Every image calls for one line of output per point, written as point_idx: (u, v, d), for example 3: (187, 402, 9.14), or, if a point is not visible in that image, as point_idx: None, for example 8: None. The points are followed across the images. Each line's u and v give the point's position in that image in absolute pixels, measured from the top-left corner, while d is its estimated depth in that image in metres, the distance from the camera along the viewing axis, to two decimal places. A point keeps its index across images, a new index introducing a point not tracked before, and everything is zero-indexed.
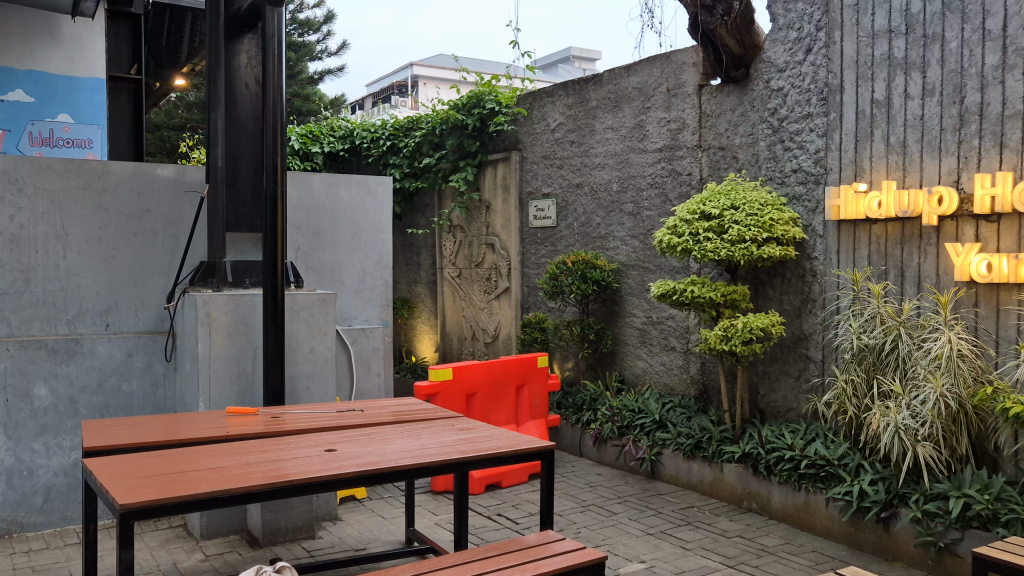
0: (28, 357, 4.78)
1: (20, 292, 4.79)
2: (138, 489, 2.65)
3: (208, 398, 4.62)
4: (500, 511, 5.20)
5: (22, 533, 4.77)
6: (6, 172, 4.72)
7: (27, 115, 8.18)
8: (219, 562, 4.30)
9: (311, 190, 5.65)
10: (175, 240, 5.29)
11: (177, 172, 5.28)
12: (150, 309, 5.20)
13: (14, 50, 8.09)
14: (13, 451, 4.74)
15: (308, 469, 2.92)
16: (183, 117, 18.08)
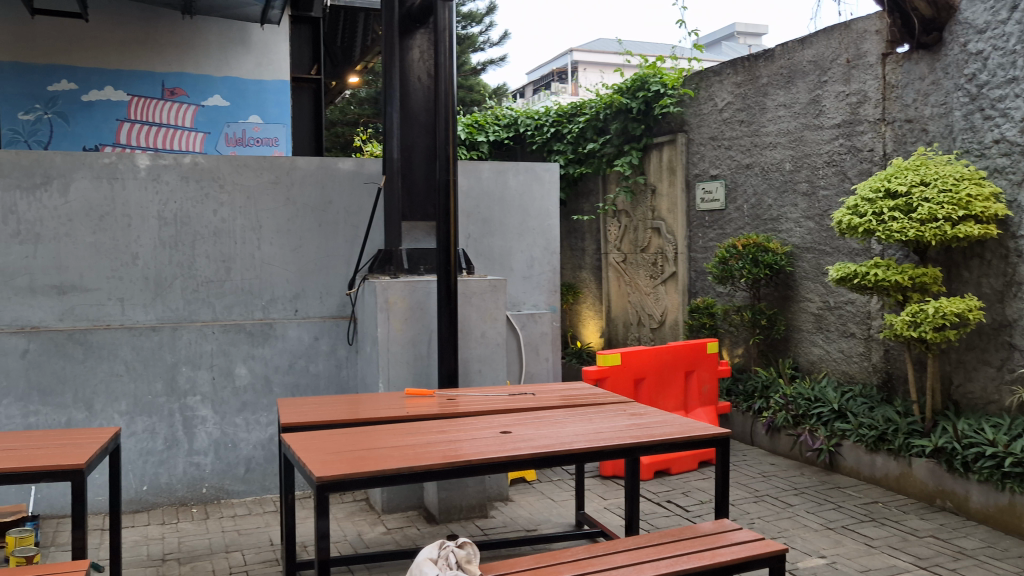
0: (230, 339, 5.23)
1: (223, 280, 5.24)
2: (331, 464, 2.84)
3: (387, 380, 4.87)
4: (669, 497, 5.14)
5: (228, 499, 5.24)
6: (209, 171, 5.18)
7: (223, 118, 8.99)
8: (400, 535, 4.53)
9: (481, 179, 5.79)
10: (355, 230, 5.55)
11: (356, 165, 5.53)
12: (334, 295, 5.51)
13: (211, 58, 8.88)
14: (220, 425, 5.20)
15: (485, 450, 3.01)
16: (356, 113, 19.14)
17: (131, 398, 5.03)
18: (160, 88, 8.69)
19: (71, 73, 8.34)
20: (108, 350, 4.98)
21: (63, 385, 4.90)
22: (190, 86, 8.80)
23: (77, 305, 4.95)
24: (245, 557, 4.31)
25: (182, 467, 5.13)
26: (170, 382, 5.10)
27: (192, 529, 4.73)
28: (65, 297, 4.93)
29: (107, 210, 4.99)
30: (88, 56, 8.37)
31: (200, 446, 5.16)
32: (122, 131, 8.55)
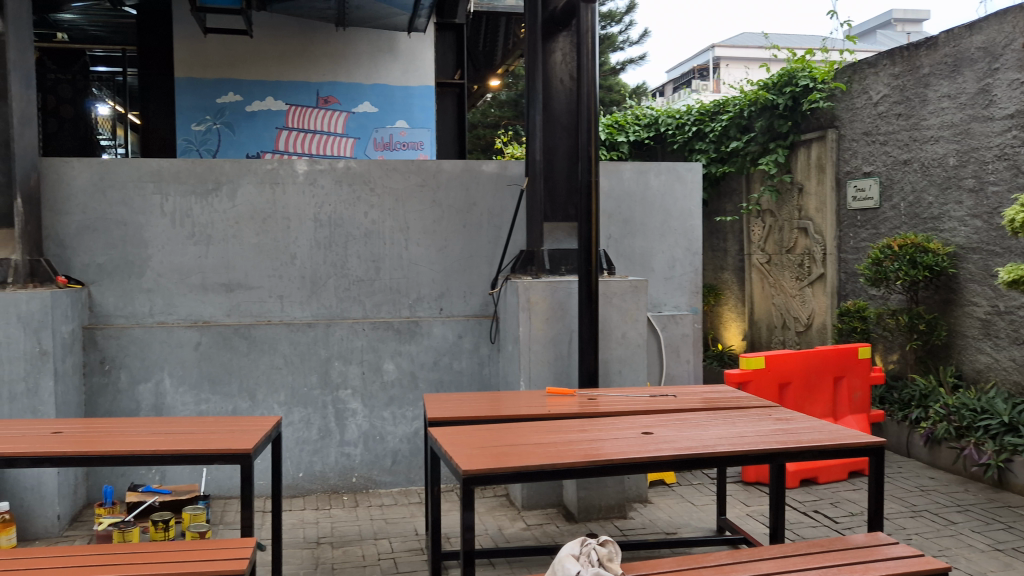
0: (379, 336, 5.47)
1: (373, 279, 5.49)
2: (476, 458, 2.93)
3: (528, 378, 4.96)
4: (817, 508, 4.95)
5: (376, 489, 5.48)
6: (361, 175, 5.43)
7: (372, 124, 9.36)
8: (539, 532, 4.60)
9: (623, 180, 5.78)
10: (498, 231, 5.66)
11: (500, 167, 5.64)
12: (477, 295, 5.65)
13: (362, 67, 9.30)
14: (369, 418, 5.45)
15: (627, 450, 3.02)
16: (496, 116, 19.51)
17: (289, 390, 5.35)
18: (315, 97, 9.20)
19: (236, 86, 8.97)
20: (269, 345, 5.33)
21: (229, 376, 5.29)
22: (342, 94, 9.26)
23: (242, 302, 5.34)
24: (392, 544, 4.50)
25: (334, 456, 5.41)
26: (324, 375, 5.39)
27: (343, 516, 4.99)
28: (232, 294, 5.33)
29: (270, 213, 5.34)
30: (251, 69, 8.99)
31: (351, 437, 5.43)
32: (280, 139, 9.11)
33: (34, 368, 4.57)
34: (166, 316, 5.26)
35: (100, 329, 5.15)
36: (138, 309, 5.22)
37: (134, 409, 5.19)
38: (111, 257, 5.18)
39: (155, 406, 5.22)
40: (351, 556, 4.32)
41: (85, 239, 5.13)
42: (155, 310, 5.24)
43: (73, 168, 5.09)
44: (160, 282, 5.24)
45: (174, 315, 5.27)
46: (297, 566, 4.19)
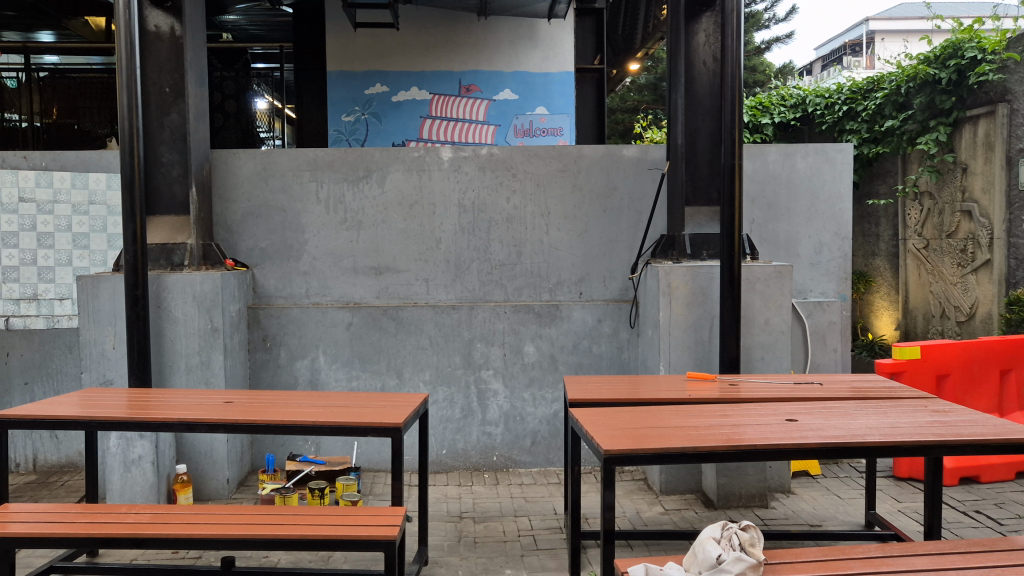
0: (520, 319, 5.58)
1: (514, 263, 5.61)
2: (616, 438, 2.96)
3: (668, 362, 4.95)
4: (978, 508, 4.67)
5: (515, 468, 5.63)
6: (504, 161, 5.55)
7: (513, 111, 9.49)
8: (678, 517, 4.58)
9: (767, 162, 5.62)
10: (639, 215, 5.63)
11: (641, 151, 5.60)
12: (616, 279, 5.65)
13: (503, 55, 9.45)
14: (510, 398, 5.59)
15: (770, 436, 2.97)
16: (635, 100, 19.27)
17: (434, 369, 5.56)
18: (458, 86, 9.44)
19: (384, 77, 9.36)
20: (415, 326, 5.56)
21: (378, 355, 5.56)
22: (483, 82, 9.45)
23: (390, 285, 5.59)
24: (532, 522, 4.62)
25: (476, 435, 5.59)
26: (467, 356, 5.57)
27: (485, 493, 5.15)
28: (381, 277, 5.59)
29: (417, 199, 5.55)
30: (398, 60, 9.34)
31: (492, 417, 5.58)
32: (425, 127, 9.39)
33: (207, 344, 4.97)
34: (320, 297, 5.59)
35: (263, 309, 5.53)
36: (296, 291, 5.58)
37: (292, 383, 5.55)
38: (272, 242, 5.55)
39: (311, 381, 5.55)
40: (493, 531, 4.47)
41: (250, 224, 5.52)
42: (311, 291, 5.58)
43: (239, 159, 5.48)
44: (315, 265, 5.58)
45: (328, 296, 5.59)
46: (442, 538, 4.37)
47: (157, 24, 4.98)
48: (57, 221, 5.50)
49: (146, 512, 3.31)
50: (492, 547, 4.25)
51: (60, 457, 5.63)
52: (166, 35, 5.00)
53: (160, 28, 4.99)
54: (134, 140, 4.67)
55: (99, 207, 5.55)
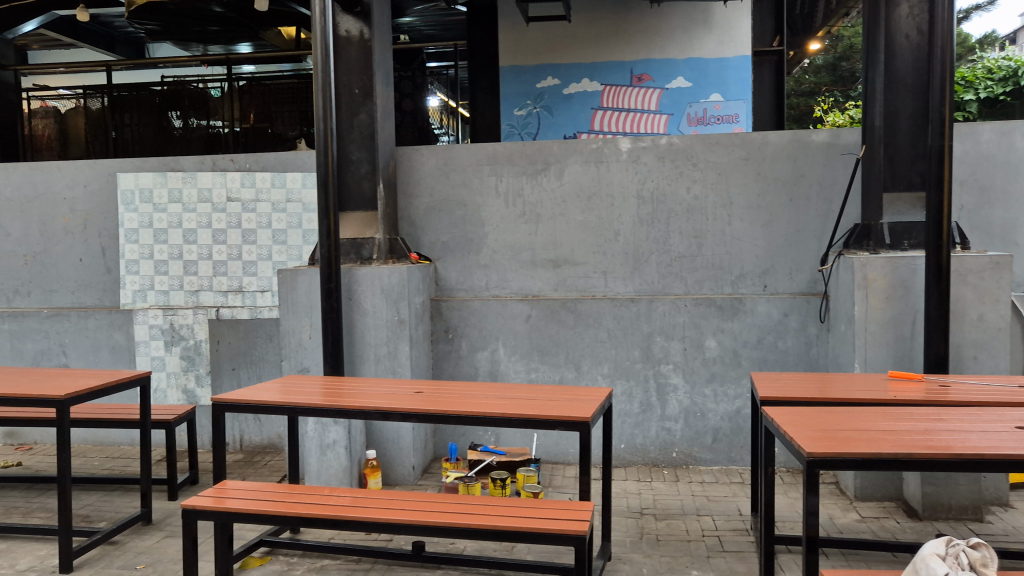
0: (701, 313, 5.41)
1: (695, 255, 5.45)
2: (818, 441, 2.79)
3: (863, 360, 4.64)
4: None
5: (696, 466, 5.47)
6: (684, 150, 5.41)
7: (686, 99, 9.23)
8: (877, 526, 4.29)
9: (979, 142, 5.13)
10: (829, 203, 5.29)
11: (832, 136, 5.26)
12: (804, 272, 5.34)
13: (676, 42, 9.21)
14: (690, 394, 5.44)
15: (999, 445, 2.68)
16: (812, 82, 18.02)
17: (613, 362, 5.51)
18: (629, 76, 9.31)
19: (555, 70, 9.45)
20: (594, 319, 5.52)
21: (557, 348, 5.57)
22: (656, 71, 9.26)
23: (568, 277, 5.59)
24: (716, 522, 4.47)
25: (656, 430, 5.49)
26: (646, 350, 5.47)
27: (665, 489, 5.05)
28: (559, 269, 5.60)
29: (595, 190, 5.52)
30: (568, 52, 9.38)
31: (672, 412, 5.46)
32: (596, 119, 9.42)
33: (394, 335, 5.16)
34: (500, 290, 5.68)
35: (445, 301, 5.70)
36: (477, 283, 5.71)
37: (473, 373, 5.68)
38: (453, 236, 5.71)
39: (492, 372, 5.66)
40: (676, 530, 4.36)
41: (433, 219, 5.71)
42: (491, 284, 5.69)
43: (422, 155, 5.68)
44: (495, 258, 5.68)
45: (507, 289, 5.68)
46: (624, 534, 4.32)
47: (347, 29, 5.25)
48: (260, 218, 5.92)
49: (347, 496, 3.48)
50: (676, 546, 4.15)
51: (263, 438, 6.05)
52: (356, 39, 5.25)
53: (351, 33, 5.25)
54: (328, 140, 4.92)
55: (295, 205, 5.90)
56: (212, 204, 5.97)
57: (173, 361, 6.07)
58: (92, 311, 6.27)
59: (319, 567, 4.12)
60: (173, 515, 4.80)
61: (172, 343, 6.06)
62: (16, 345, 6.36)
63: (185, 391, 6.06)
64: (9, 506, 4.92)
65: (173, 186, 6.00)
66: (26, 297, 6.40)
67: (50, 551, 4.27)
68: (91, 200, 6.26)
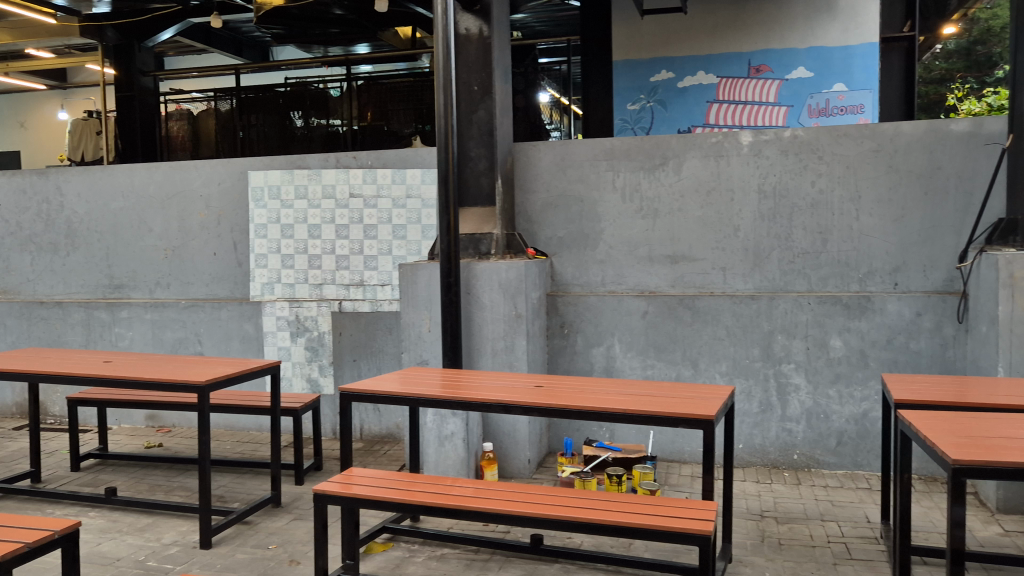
0: (826, 311, 5.23)
1: (819, 252, 5.26)
2: (964, 447, 2.65)
3: (1007, 364, 4.36)
4: None
5: (819, 469, 5.29)
6: (809, 143, 5.22)
7: (807, 90, 8.91)
8: (1021, 541, 4.03)
9: None
10: (968, 197, 5.00)
11: (973, 125, 4.97)
12: (940, 269, 5.07)
13: (798, 31, 8.91)
14: (812, 395, 5.26)
15: None
16: None
17: (731, 360, 5.39)
18: (747, 67, 9.11)
19: (670, 64, 9.40)
20: (712, 316, 5.42)
21: (674, 345, 5.50)
22: (775, 61, 9.00)
23: (686, 274, 5.50)
24: (842, 528, 4.30)
25: (776, 431, 5.34)
26: (766, 348, 5.33)
27: (786, 492, 4.90)
28: (677, 265, 5.52)
29: (714, 185, 5.41)
30: (684, 45, 9.32)
31: (793, 413, 5.29)
32: (711, 112, 9.27)
33: (511, 329, 5.22)
34: (616, 285, 5.65)
35: (561, 296, 5.74)
36: (592, 279, 5.70)
37: (588, 369, 5.69)
38: (570, 231, 5.72)
39: (607, 368, 5.65)
40: (798, 534, 4.23)
41: (549, 214, 5.74)
42: (607, 279, 5.67)
43: (539, 151, 5.72)
44: (611, 254, 5.65)
45: (624, 285, 5.64)
46: (744, 536, 4.22)
47: (467, 27, 5.35)
48: (381, 214, 6.10)
49: (470, 486, 3.57)
50: (800, 551, 4.02)
51: (381, 428, 6.23)
52: (475, 37, 5.33)
53: (470, 30, 5.35)
54: (448, 137, 5.02)
55: (415, 201, 6.05)
56: (335, 200, 6.17)
57: (298, 352, 6.31)
58: (225, 302, 6.61)
59: (439, 555, 4.21)
60: (300, 498, 5.01)
61: (297, 334, 6.30)
62: (157, 333, 6.79)
63: (309, 380, 6.29)
64: (153, 484, 5.26)
65: (299, 183, 6.24)
66: (165, 289, 6.81)
67: (191, 527, 4.54)
68: (224, 197, 6.59)
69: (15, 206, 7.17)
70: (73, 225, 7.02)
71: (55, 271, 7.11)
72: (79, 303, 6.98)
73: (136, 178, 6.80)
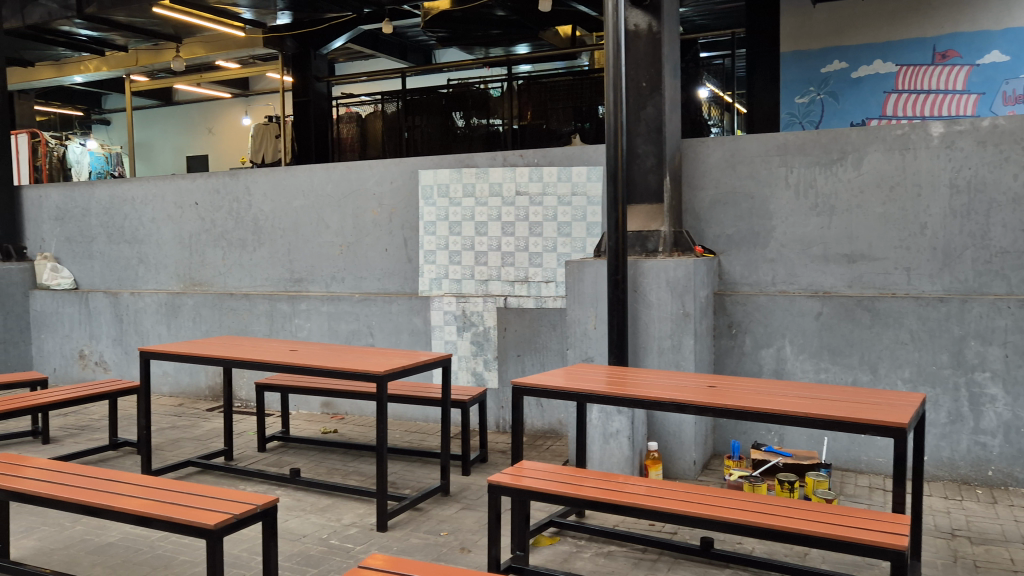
0: None
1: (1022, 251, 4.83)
2: None
3: None
4: None
5: (1017, 488, 4.87)
6: (1011, 133, 4.81)
7: (1002, 75, 8.12)
8: None
9: None
10: None
11: None
12: None
13: (991, 12, 8.16)
14: (1011, 407, 4.85)
15: None
16: None
17: (915, 366, 5.07)
18: (931, 54, 8.51)
19: (843, 53, 9.00)
20: (895, 318, 5.11)
21: (851, 348, 5.23)
22: (964, 46, 8.32)
23: (866, 274, 5.22)
24: None
25: (967, 444, 4.96)
26: (956, 355, 4.96)
27: (980, 511, 4.55)
28: (855, 265, 5.25)
29: (899, 179, 5.09)
30: (860, 33, 8.90)
31: (988, 426, 4.90)
32: (888, 103, 8.76)
33: (678, 328, 5.13)
34: (787, 285, 5.46)
35: (728, 296, 5.59)
36: (762, 278, 5.53)
37: (757, 371, 5.52)
38: (739, 229, 5.56)
39: (777, 370, 5.46)
40: (997, 557, 3.91)
41: (717, 211, 5.61)
42: (778, 279, 5.48)
43: (709, 146, 5.59)
44: (783, 253, 5.45)
45: (796, 284, 5.43)
46: (934, 555, 3.96)
47: (636, 22, 5.31)
48: (546, 211, 6.17)
49: (642, 484, 3.56)
50: None
51: (544, 423, 6.30)
52: (644, 32, 5.29)
53: (639, 26, 5.31)
54: (617, 133, 5.00)
55: (580, 198, 6.06)
56: (501, 197, 6.31)
57: (464, 346, 6.50)
58: (395, 297, 6.87)
59: (606, 551, 4.21)
60: (468, 488, 5.15)
61: (464, 329, 6.49)
62: (333, 325, 7.15)
63: (474, 373, 6.47)
64: (331, 467, 5.57)
65: (467, 181, 6.43)
66: (341, 283, 7.18)
67: (368, 510, 4.77)
68: (396, 195, 6.86)
69: (209, 206, 7.80)
70: (260, 223, 7.54)
71: (243, 265, 7.68)
72: (263, 295, 7.49)
73: (316, 178, 7.22)
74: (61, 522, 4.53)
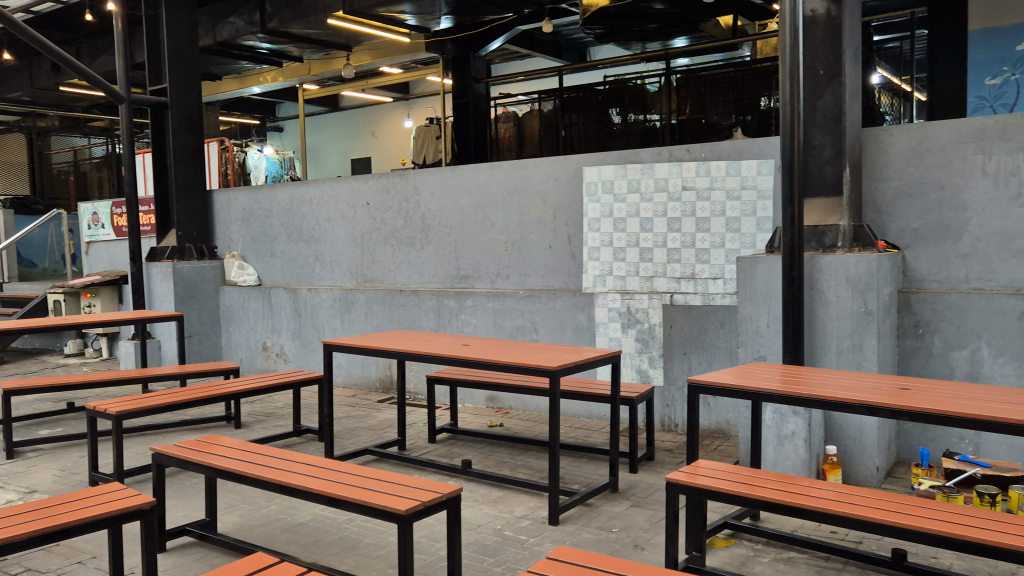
0: None
1: None
2: None
3: None
4: None
5: None
6: None
7: None
8: None
9: None
10: None
11: None
12: None
13: None
14: None
15: None
16: None
17: None
18: None
19: None
20: None
21: None
22: None
23: None
24: None
25: None
26: None
27: None
28: None
29: None
30: None
31: None
32: None
33: (859, 327, 4.87)
34: (983, 282, 5.06)
35: (915, 293, 5.25)
36: (954, 274, 5.16)
37: (948, 374, 5.15)
38: (927, 222, 5.21)
39: (971, 373, 5.08)
40: None
41: (903, 204, 5.27)
42: (972, 275, 5.09)
43: (892, 135, 5.27)
44: (978, 247, 5.06)
45: (994, 282, 5.02)
46: None
47: (813, 7, 5.08)
48: (714, 206, 6.01)
49: (830, 489, 3.39)
50: None
51: (711, 423, 6.17)
52: (823, 17, 5.06)
53: (816, 11, 5.07)
54: (794, 124, 4.81)
55: (750, 192, 5.87)
56: (667, 193, 6.22)
57: (629, 343, 6.46)
58: (559, 294, 6.91)
59: (786, 557, 4.05)
60: (636, 486, 5.11)
61: (628, 326, 6.44)
62: (498, 320, 7.30)
63: (639, 370, 6.41)
64: (500, 460, 5.69)
65: (632, 177, 6.38)
66: (505, 279, 7.32)
67: (538, 503, 4.84)
68: (560, 193, 6.91)
69: (380, 206, 8.16)
70: (427, 221, 7.81)
71: (411, 263, 7.98)
72: (431, 292, 7.75)
73: (481, 177, 7.39)
74: (257, 501, 4.87)
